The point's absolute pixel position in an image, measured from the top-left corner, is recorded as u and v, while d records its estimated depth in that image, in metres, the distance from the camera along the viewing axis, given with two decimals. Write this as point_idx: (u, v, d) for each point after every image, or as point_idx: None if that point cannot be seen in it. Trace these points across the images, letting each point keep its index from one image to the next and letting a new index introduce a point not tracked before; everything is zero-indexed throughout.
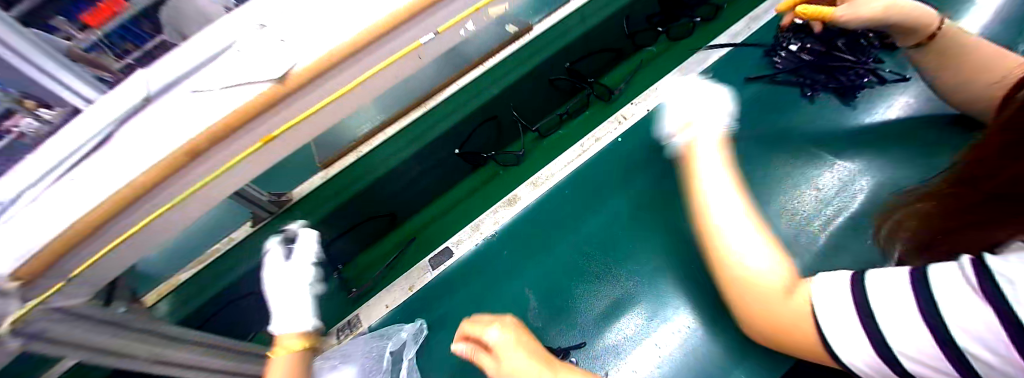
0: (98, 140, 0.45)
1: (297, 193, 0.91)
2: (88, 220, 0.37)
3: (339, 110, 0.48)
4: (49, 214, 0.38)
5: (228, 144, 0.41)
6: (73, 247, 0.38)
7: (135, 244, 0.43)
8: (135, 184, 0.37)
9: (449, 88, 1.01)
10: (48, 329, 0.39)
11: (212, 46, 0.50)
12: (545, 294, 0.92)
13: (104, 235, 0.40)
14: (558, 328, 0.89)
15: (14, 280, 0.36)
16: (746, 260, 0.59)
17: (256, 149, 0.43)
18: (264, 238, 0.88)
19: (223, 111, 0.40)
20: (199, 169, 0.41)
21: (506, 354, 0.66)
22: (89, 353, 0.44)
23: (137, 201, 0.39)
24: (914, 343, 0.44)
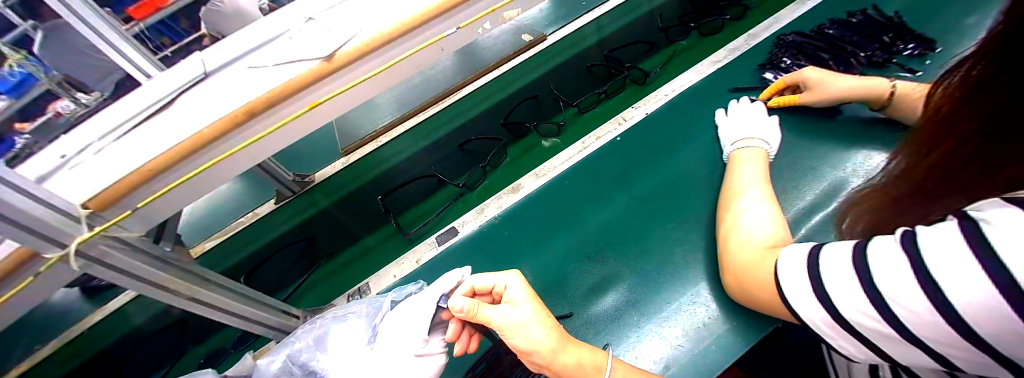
0: (162, 103, 0.51)
1: (320, 176, 0.95)
2: (154, 165, 0.43)
3: (370, 89, 0.55)
4: (126, 161, 0.45)
5: (276, 110, 0.49)
6: (130, 190, 0.43)
7: (179, 195, 0.47)
8: (205, 134, 0.44)
9: (466, 89, 1.07)
10: (108, 254, 0.42)
11: (264, 34, 0.58)
12: (542, 272, 0.70)
13: (158, 182, 0.45)
14: (548, 302, 0.66)
15: (85, 209, 0.40)
16: (748, 231, 0.57)
17: (302, 113, 0.50)
18: (284, 217, 0.90)
19: (279, 81, 0.48)
20: (255, 128, 0.48)
21: (518, 330, 0.50)
22: (140, 284, 0.47)
23: (195, 152, 0.45)
24: (860, 314, 0.37)
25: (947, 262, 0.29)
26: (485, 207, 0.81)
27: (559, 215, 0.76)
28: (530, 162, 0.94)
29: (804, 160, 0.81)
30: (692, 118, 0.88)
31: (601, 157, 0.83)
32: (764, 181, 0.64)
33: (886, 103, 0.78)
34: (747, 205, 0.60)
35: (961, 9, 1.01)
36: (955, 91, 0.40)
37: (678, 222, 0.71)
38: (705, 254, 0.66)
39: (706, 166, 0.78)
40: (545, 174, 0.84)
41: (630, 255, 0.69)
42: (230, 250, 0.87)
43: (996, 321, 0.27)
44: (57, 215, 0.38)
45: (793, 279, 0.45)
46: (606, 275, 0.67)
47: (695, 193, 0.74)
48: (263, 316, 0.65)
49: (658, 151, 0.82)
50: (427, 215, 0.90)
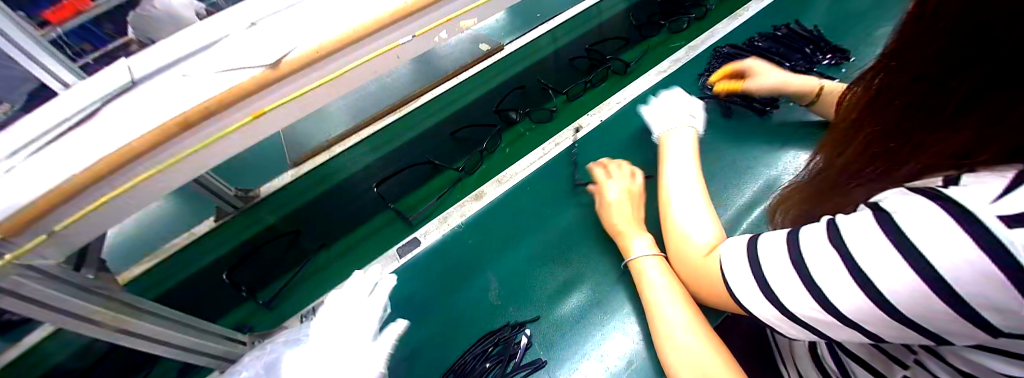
0: (83, 115, 0.46)
1: (266, 190, 0.89)
2: (65, 187, 0.37)
3: (320, 98, 0.53)
4: (29, 183, 0.39)
5: (215, 120, 0.45)
6: (39, 218, 0.37)
7: (101, 219, 0.42)
8: (136, 146, 0.40)
9: (425, 97, 1.06)
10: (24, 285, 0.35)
11: (205, 41, 0.54)
12: (506, 280, 0.70)
13: (73, 205, 0.39)
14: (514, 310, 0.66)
15: None
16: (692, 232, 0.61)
17: (246, 123, 0.47)
18: (226, 237, 0.83)
19: (218, 90, 0.44)
20: (192, 139, 0.44)
21: None
22: (59, 315, 0.40)
23: (119, 169, 0.40)
24: (806, 307, 0.40)
25: (867, 248, 0.33)
26: (448, 215, 0.79)
27: (521, 223, 0.77)
28: (526, 146, 0.99)
29: (742, 161, 0.88)
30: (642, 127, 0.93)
31: (560, 164, 0.84)
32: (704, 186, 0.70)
33: (813, 99, 0.88)
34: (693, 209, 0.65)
35: (864, 26, 1.17)
36: (865, 97, 0.46)
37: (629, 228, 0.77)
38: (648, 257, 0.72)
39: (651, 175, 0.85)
40: (507, 181, 0.83)
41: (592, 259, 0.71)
42: (162, 276, 0.78)
43: (919, 302, 0.31)
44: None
45: (737, 275, 0.48)
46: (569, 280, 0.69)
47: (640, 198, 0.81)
48: (206, 345, 0.58)
49: (613, 158, 0.86)
50: (427, 198, 0.90)
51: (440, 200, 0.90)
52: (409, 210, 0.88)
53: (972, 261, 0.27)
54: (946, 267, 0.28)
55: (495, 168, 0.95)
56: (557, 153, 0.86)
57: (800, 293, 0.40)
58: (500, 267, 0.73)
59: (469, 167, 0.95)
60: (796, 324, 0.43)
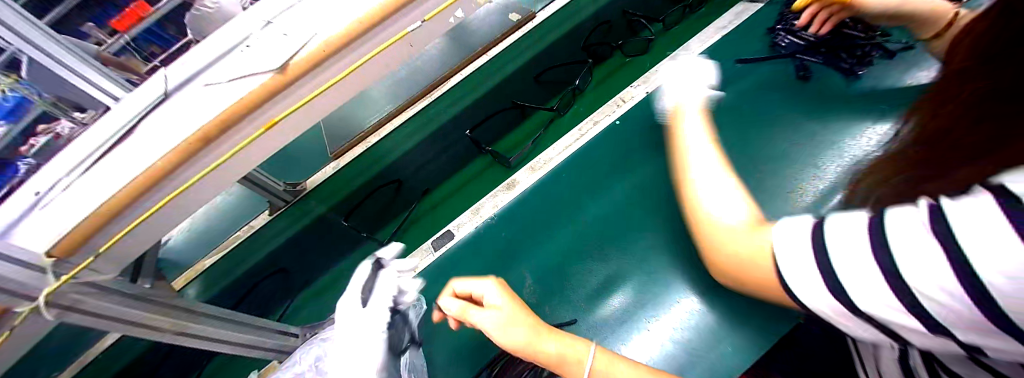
0: (123, 132, 0.41)
1: (312, 182, 0.87)
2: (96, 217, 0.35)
3: (338, 97, 0.44)
4: (86, 203, 0.37)
5: (232, 134, 0.39)
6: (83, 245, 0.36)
7: (138, 241, 0.39)
8: (159, 167, 0.36)
9: (453, 78, 0.94)
10: (84, 301, 0.38)
11: (222, 43, 0.45)
12: (543, 275, 0.66)
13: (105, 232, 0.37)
14: (550, 309, 0.63)
15: (49, 257, 0.35)
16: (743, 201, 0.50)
17: (260, 134, 0.40)
18: (278, 231, 0.84)
19: (221, 106, 0.38)
20: (216, 152, 0.39)
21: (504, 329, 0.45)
22: (112, 326, 0.42)
23: (137, 199, 0.37)
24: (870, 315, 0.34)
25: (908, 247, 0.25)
26: (481, 207, 0.77)
27: (559, 210, 0.72)
28: (612, 87, 1.03)
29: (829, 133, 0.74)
30: None
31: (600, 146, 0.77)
32: None
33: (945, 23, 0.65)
34: None
35: None
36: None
37: (681, 218, 0.66)
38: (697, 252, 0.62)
39: None
40: (541, 167, 0.79)
41: (633, 252, 0.65)
42: (231, 264, 0.82)
43: None
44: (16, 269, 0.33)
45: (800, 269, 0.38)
46: (611, 274, 0.64)
47: None
48: (259, 340, 0.61)
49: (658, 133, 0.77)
50: (525, 139, 1.01)
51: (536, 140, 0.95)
52: (510, 150, 1.00)
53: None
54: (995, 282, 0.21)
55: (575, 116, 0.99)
56: (597, 130, 0.79)
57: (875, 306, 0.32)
58: (539, 259, 0.68)
59: (563, 105, 1.01)
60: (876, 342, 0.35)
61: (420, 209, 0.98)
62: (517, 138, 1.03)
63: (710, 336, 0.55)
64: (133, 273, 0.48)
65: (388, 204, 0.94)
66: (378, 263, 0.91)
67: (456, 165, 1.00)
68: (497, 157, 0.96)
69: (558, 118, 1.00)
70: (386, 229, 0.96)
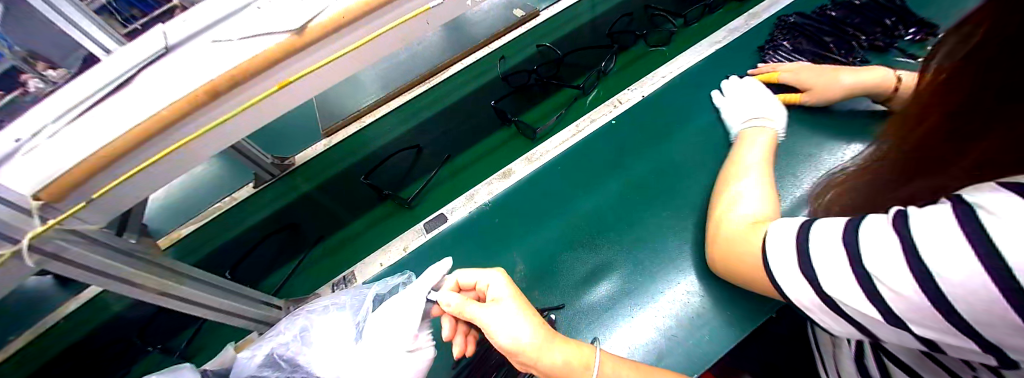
0: (117, 84, 0.39)
1: (301, 158, 0.86)
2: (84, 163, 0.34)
3: (347, 69, 0.44)
4: (74, 148, 0.35)
5: (241, 91, 0.38)
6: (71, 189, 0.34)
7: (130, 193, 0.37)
8: (164, 116, 0.35)
9: (453, 67, 0.97)
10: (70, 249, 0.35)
11: (230, 5, 0.44)
12: (534, 260, 0.68)
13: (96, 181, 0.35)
14: (540, 292, 0.64)
15: (36, 200, 0.33)
16: (738, 209, 0.53)
17: (270, 94, 0.40)
18: (263, 203, 0.81)
19: (231, 63, 0.37)
20: (221, 108, 0.38)
21: (505, 328, 0.45)
22: (96, 280, 0.40)
23: (136, 148, 0.35)
24: (824, 297, 0.35)
25: (934, 246, 0.25)
26: (475, 193, 0.78)
27: (555, 201, 0.74)
28: (643, 68, 0.97)
29: (803, 145, 0.75)
30: (690, 104, 0.85)
31: (596, 142, 0.80)
32: (762, 158, 0.61)
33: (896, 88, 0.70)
34: (743, 190, 0.56)
35: None
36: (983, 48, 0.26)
37: (669, 216, 0.70)
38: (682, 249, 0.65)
39: (700, 154, 0.76)
40: (538, 159, 0.80)
41: (624, 246, 0.68)
42: (214, 232, 0.79)
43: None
44: (4, 209, 0.31)
45: (780, 253, 0.39)
46: (600, 264, 0.66)
47: (684, 180, 0.73)
48: (242, 308, 0.59)
49: (655, 137, 0.80)
50: (550, 113, 0.91)
51: (561, 116, 0.89)
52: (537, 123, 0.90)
53: (974, 294, 0.24)
54: (947, 285, 0.24)
55: (608, 92, 0.93)
56: (595, 129, 0.82)
57: (844, 289, 0.32)
58: (533, 245, 0.70)
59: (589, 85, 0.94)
60: (840, 317, 0.35)
61: (442, 173, 0.83)
62: (552, 106, 0.92)
63: (690, 329, 0.58)
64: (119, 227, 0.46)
65: (401, 171, 0.84)
66: (386, 231, 0.77)
67: (459, 142, 0.88)
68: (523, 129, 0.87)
69: (580, 99, 0.92)
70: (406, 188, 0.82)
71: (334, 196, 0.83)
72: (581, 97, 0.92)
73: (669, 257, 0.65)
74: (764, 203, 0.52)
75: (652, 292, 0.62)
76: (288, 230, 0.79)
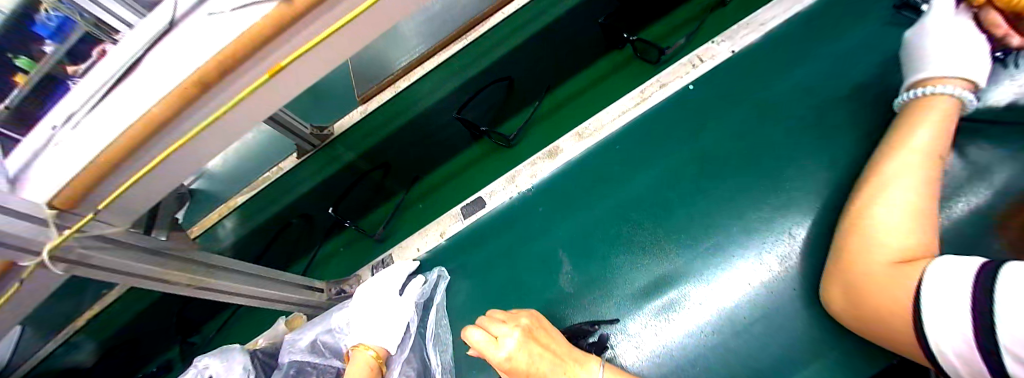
0: None
1: (339, 128, 0.80)
2: (72, 187, 0.29)
3: (346, 47, 0.27)
4: (60, 155, 0.29)
5: (211, 97, 0.26)
6: (80, 200, 0.31)
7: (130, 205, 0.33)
8: (134, 129, 0.26)
9: (492, 20, 0.78)
10: (93, 256, 0.36)
11: None
12: (581, 260, 0.57)
13: (96, 195, 0.31)
14: (589, 300, 0.54)
15: (51, 209, 0.30)
16: (885, 223, 0.37)
17: (261, 85, 0.25)
18: (306, 176, 0.80)
19: (191, 62, 0.25)
20: (195, 117, 0.27)
21: (540, 356, 0.41)
22: (131, 280, 0.42)
23: (122, 164, 0.29)
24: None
25: None
26: (516, 174, 0.67)
27: (604, 190, 0.60)
28: None
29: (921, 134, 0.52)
30: (819, 48, 0.59)
31: (668, 111, 0.61)
32: (924, 150, 0.39)
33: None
34: (893, 195, 0.37)
35: None
36: None
37: (764, 210, 0.52)
38: (773, 255, 0.49)
39: (819, 125, 0.54)
40: (591, 136, 0.64)
41: (693, 248, 0.52)
42: (267, 200, 0.80)
43: None
44: (18, 224, 0.29)
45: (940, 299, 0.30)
46: (667, 270, 0.52)
47: (788, 161, 0.53)
48: (284, 295, 0.60)
49: (752, 101, 0.59)
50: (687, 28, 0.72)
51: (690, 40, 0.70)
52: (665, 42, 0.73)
53: None
54: None
55: (736, 13, 0.69)
56: (661, 98, 0.62)
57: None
58: (580, 241, 0.58)
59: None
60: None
61: (546, 104, 0.77)
62: (681, 20, 0.73)
63: (786, 362, 0.44)
64: (147, 224, 0.44)
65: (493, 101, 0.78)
66: (488, 169, 0.76)
67: (556, 74, 0.77)
68: (641, 52, 0.72)
69: (717, 8, 0.71)
70: (509, 123, 0.78)
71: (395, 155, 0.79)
72: (722, 7, 0.71)
73: (755, 262, 0.50)
74: (916, 235, 0.36)
75: (730, 311, 0.47)
76: (382, 170, 0.79)
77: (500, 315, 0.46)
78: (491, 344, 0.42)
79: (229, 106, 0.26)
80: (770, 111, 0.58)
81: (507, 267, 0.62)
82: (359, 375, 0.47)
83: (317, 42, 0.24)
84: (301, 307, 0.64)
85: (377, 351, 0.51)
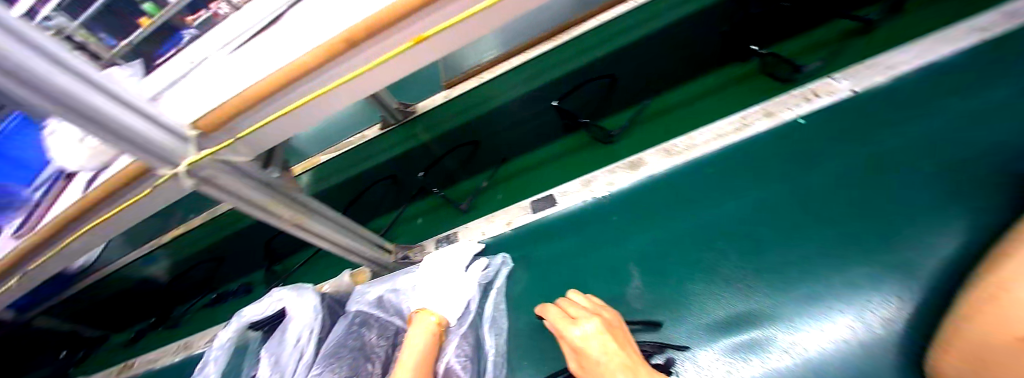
0: (270, 19, 0.38)
1: (421, 108, 0.85)
2: (233, 108, 0.37)
3: (482, 24, 0.32)
4: (230, 84, 0.37)
5: (364, 48, 0.34)
6: (221, 125, 0.39)
7: (281, 127, 0.42)
8: (304, 63, 0.34)
9: (584, 26, 0.75)
10: (218, 177, 0.42)
11: None
12: (653, 278, 0.55)
13: (246, 121, 0.40)
14: (657, 320, 0.52)
15: (193, 130, 0.39)
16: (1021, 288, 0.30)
17: (407, 48, 0.32)
18: (385, 146, 0.86)
19: (357, 17, 0.32)
20: (355, 61, 0.35)
21: (608, 356, 0.40)
22: (245, 207, 0.47)
23: (286, 88, 0.37)
24: None
25: None
26: (593, 179, 0.68)
27: (686, 212, 0.58)
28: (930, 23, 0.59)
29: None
30: (973, 93, 0.51)
31: (768, 144, 0.59)
32: None
33: None
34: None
35: None
36: None
37: (877, 264, 0.46)
38: (885, 314, 0.43)
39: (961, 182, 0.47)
40: (680, 154, 0.63)
41: (783, 289, 0.49)
42: (348, 163, 0.88)
43: None
44: (163, 137, 0.37)
45: None
46: (749, 307, 0.49)
47: (912, 218, 0.48)
48: (360, 248, 0.64)
49: (874, 146, 0.54)
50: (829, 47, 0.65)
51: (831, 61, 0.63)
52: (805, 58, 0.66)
53: None
54: None
55: (876, 46, 0.61)
56: (764, 129, 0.60)
57: None
58: (654, 258, 0.57)
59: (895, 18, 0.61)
60: None
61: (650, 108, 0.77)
62: (820, 40, 0.66)
63: None
64: (264, 160, 0.50)
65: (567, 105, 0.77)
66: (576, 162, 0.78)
67: (663, 78, 0.75)
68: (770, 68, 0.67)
69: (856, 37, 0.63)
70: (612, 119, 0.80)
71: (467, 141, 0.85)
72: (861, 37, 0.63)
73: (861, 319, 0.44)
74: None
75: (823, 366, 0.43)
76: (470, 146, 0.84)
77: (581, 302, 0.50)
78: (567, 323, 0.45)
79: (381, 58, 0.34)
80: (895, 158, 0.52)
81: (569, 267, 0.62)
82: (422, 337, 0.50)
83: (455, 18, 0.30)
84: (371, 264, 0.69)
85: (438, 320, 0.53)
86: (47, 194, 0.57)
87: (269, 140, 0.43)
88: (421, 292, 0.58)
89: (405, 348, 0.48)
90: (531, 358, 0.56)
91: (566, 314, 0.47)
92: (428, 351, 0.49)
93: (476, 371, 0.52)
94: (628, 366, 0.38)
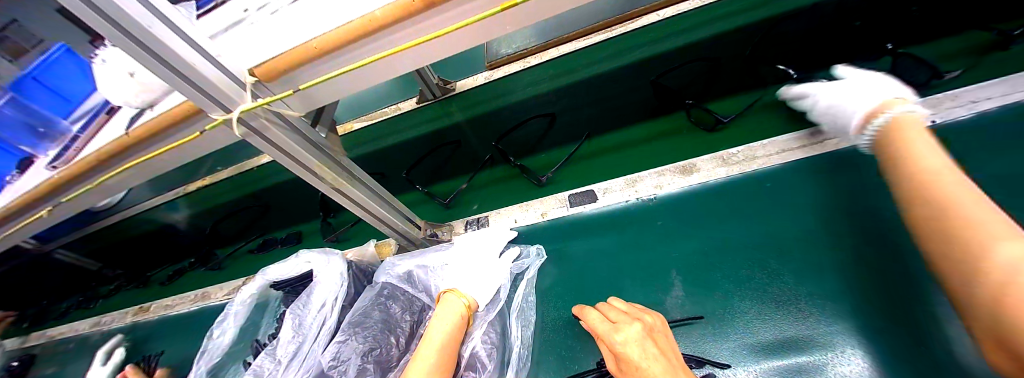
0: None
1: (461, 86, 0.89)
2: (293, 58, 0.35)
3: None
4: (291, 34, 0.35)
5: (438, 12, 0.31)
6: (281, 74, 0.37)
7: (331, 88, 0.39)
8: (374, 18, 0.32)
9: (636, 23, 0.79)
10: (268, 129, 0.40)
11: None
12: (695, 291, 0.53)
13: (305, 72, 0.37)
14: (696, 335, 0.49)
15: (251, 77, 0.37)
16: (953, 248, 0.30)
17: (492, 15, 0.29)
18: (421, 120, 0.89)
19: None
20: (426, 24, 0.32)
21: (647, 359, 0.37)
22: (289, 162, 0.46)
23: (345, 46, 0.34)
24: None
25: None
26: (638, 180, 0.66)
27: (737, 228, 0.55)
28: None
29: None
30: None
31: (836, 166, 0.55)
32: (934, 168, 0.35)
33: None
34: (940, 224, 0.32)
35: None
36: None
37: None
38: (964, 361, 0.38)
39: None
40: (738, 165, 0.61)
41: (841, 320, 0.45)
42: (382, 132, 0.92)
43: None
44: (223, 80, 0.35)
45: None
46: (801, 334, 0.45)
47: None
48: (393, 221, 0.63)
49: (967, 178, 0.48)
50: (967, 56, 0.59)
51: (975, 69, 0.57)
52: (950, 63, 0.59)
53: None
54: None
55: (990, 70, 0.56)
56: (834, 148, 0.57)
57: None
58: (698, 271, 0.54)
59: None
60: None
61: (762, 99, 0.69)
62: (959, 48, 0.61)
63: None
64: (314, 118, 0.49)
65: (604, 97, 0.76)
66: (669, 147, 0.71)
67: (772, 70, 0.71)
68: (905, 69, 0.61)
69: (992, 52, 0.57)
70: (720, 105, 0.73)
71: (501, 124, 0.84)
72: (997, 52, 0.57)
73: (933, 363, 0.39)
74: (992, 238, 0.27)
75: None
76: (548, 118, 0.80)
77: (622, 307, 0.48)
78: (608, 327, 0.43)
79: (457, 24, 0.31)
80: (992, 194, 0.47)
81: (603, 266, 0.60)
82: (451, 315, 0.47)
83: None
84: (399, 238, 0.68)
85: (467, 304, 0.50)
86: (81, 130, 0.54)
87: (320, 100, 0.41)
88: (450, 270, 0.57)
89: (432, 327, 0.46)
90: (550, 355, 0.54)
91: (606, 317, 0.46)
92: (455, 332, 0.46)
93: (499, 360, 0.51)
94: (669, 371, 0.35)
